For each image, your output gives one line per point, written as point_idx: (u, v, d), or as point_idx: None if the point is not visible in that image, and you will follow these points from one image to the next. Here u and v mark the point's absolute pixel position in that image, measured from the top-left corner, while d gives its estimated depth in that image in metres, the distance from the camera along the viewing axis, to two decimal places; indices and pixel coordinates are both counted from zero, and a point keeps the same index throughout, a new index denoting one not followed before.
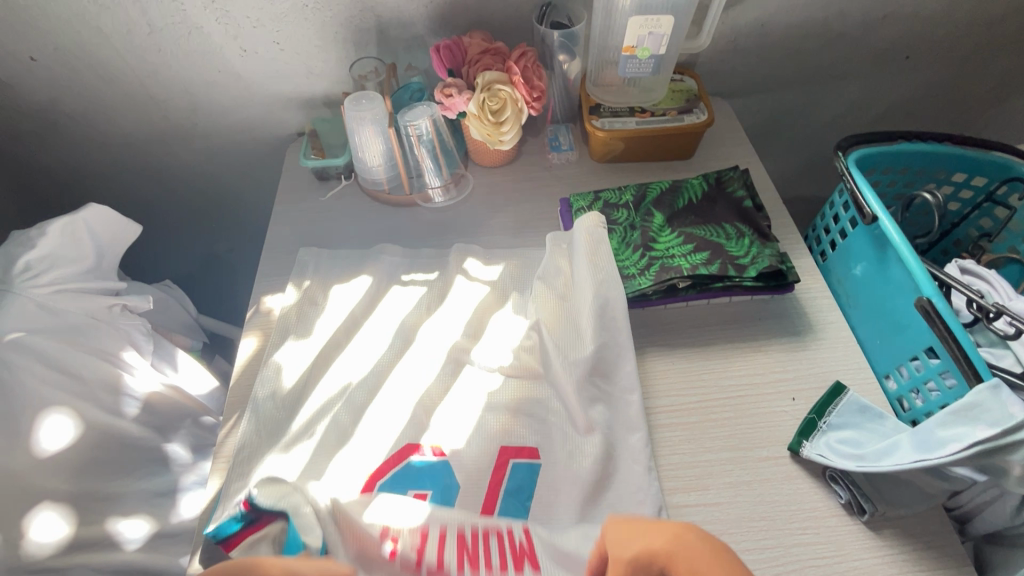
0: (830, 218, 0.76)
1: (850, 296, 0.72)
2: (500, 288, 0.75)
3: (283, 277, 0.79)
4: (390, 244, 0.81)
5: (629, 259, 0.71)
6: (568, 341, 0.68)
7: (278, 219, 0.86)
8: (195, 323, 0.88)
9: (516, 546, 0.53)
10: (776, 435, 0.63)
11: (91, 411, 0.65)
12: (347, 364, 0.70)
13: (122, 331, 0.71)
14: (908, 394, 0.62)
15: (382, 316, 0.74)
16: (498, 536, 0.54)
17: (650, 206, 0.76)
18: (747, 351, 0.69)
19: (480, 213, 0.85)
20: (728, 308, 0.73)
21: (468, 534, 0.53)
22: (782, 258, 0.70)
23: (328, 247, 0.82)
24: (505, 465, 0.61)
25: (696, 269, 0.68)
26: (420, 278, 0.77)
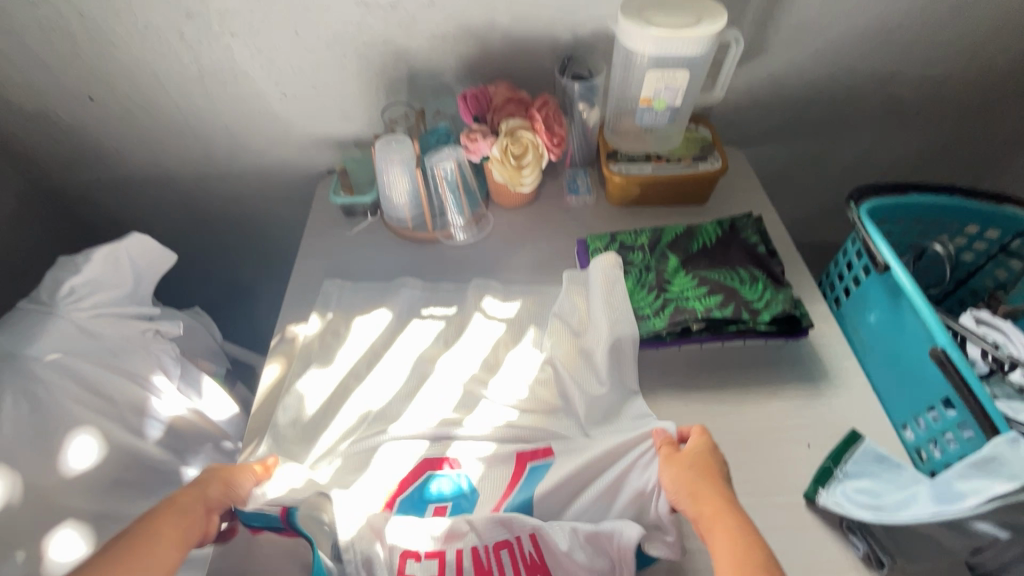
0: (843, 266, 0.77)
1: (865, 343, 0.72)
2: (517, 325, 0.77)
3: (308, 307, 0.82)
4: (412, 280, 0.83)
5: (644, 300, 0.73)
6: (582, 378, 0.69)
7: (306, 252, 0.90)
8: (221, 349, 0.91)
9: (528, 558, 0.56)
10: (791, 483, 0.62)
11: (117, 433, 0.67)
12: (366, 395, 0.72)
13: (154, 355, 0.74)
14: (926, 444, 0.61)
15: (401, 349, 0.76)
16: (509, 548, 0.56)
17: (665, 249, 0.78)
18: (762, 396, 0.69)
19: (499, 251, 0.88)
20: (742, 352, 0.74)
21: (482, 550, 0.56)
22: (796, 303, 0.71)
23: (352, 280, 0.85)
24: (523, 468, 0.64)
25: (710, 312, 0.70)
26: (440, 313, 0.79)
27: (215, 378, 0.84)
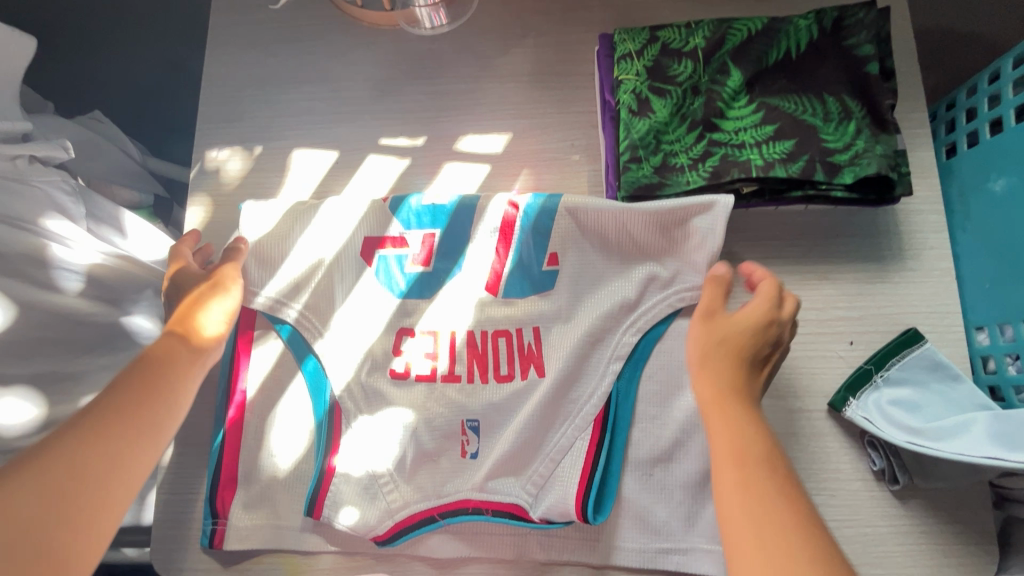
0: (983, 97, 0.53)
1: (969, 216, 0.53)
2: (505, 167, 0.59)
3: (230, 127, 0.62)
4: (365, 90, 0.61)
5: (680, 143, 0.52)
6: (593, 262, 0.55)
7: (216, 39, 0.64)
8: (143, 170, 0.73)
9: (524, 348, 0.54)
10: (816, 385, 0.53)
11: (20, 290, 0.55)
12: (321, 231, 0.56)
13: (39, 189, 0.57)
14: (1002, 357, 0.49)
15: (358, 188, 0.59)
16: (508, 337, 0.54)
17: (727, 59, 0.53)
18: (810, 277, 0.54)
19: (488, 45, 0.62)
20: (800, 217, 0.56)
21: (478, 338, 0.55)
22: (897, 158, 0.50)
23: (284, 89, 0.62)
24: (506, 258, 0.55)
25: (771, 168, 0.49)
26: (404, 147, 0.60)
27: (141, 211, 0.69)
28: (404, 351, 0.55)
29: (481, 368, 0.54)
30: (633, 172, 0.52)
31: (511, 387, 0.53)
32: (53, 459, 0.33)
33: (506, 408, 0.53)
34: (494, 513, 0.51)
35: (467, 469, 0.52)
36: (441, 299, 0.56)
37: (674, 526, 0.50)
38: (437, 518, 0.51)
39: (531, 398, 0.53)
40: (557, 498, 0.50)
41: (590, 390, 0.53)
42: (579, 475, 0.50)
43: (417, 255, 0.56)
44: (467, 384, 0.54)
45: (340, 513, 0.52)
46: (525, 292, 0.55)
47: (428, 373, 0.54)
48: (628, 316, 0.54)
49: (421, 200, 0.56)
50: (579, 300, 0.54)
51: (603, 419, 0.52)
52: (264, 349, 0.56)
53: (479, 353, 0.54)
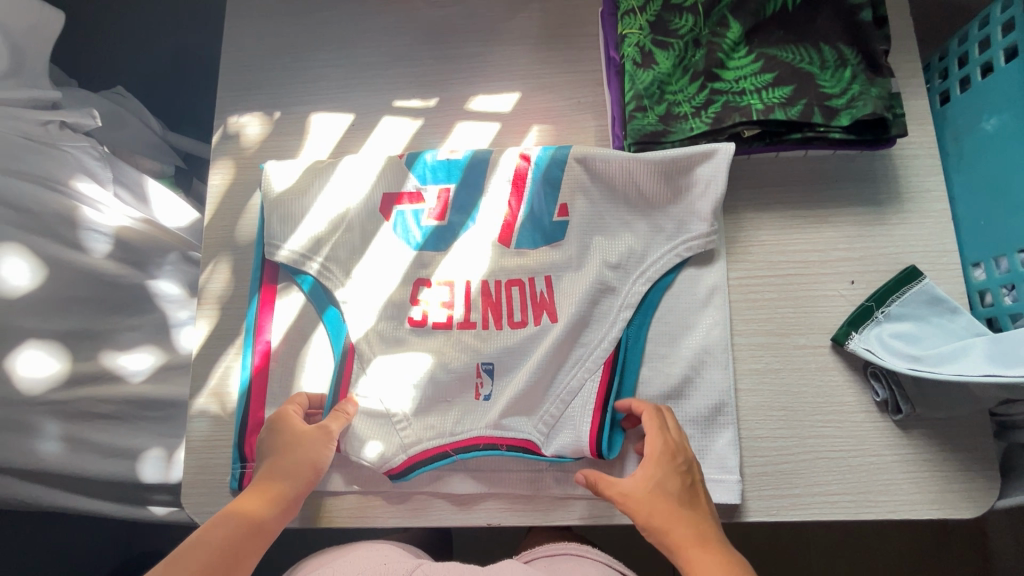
0: (974, 42, 0.55)
1: (963, 158, 0.55)
2: (515, 124, 0.61)
3: (250, 94, 0.64)
4: (378, 56, 0.64)
5: (683, 92, 0.54)
6: (602, 211, 0.57)
7: (234, 12, 0.67)
8: (163, 143, 0.75)
9: (537, 296, 0.56)
10: (820, 322, 0.55)
11: (53, 249, 0.58)
12: (341, 188, 0.59)
13: (68, 154, 0.60)
14: (998, 288, 0.51)
15: (373, 148, 0.62)
16: (521, 287, 0.56)
17: (727, 11, 0.55)
18: (811, 221, 0.57)
19: (495, 10, 0.64)
20: (801, 164, 0.58)
21: (491, 287, 0.56)
22: (892, 100, 0.52)
23: (300, 57, 0.65)
24: (518, 209, 0.57)
25: (771, 112, 0.52)
26: (417, 108, 0.62)
27: (162, 181, 0.72)
28: (420, 301, 0.57)
29: (496, 314, 0.56)
30: (638, 120, 0.54)
31: (525, 333, 0.55)
32: (200, 545, 0.42)
33: (519, 352, 0.55)
34: (508, 448, 0.52)
35: (479, 410, 0.54)
36: (455, 250, 0.57)
37: None
38: (449, 454, 0.53)
39: (545, 343, 0.54)
40: (570, 436, 0.52)
41: (601, 334, 0.54)
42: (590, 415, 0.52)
43: (432, 209, 0.58)
44: (482, 330, 0.56)
45: (364, 446, 0.53)
46: (536, 242, 0.57)
47: (444, 321, 0.56)
48: (637, 265, 0.55)
49: (435, 156, 0.59)
50: (588, 248, 0.56)
51: (614, 360, 0.53)
52: (286, 302, 0.59)
53: (493, 301, 0.56)
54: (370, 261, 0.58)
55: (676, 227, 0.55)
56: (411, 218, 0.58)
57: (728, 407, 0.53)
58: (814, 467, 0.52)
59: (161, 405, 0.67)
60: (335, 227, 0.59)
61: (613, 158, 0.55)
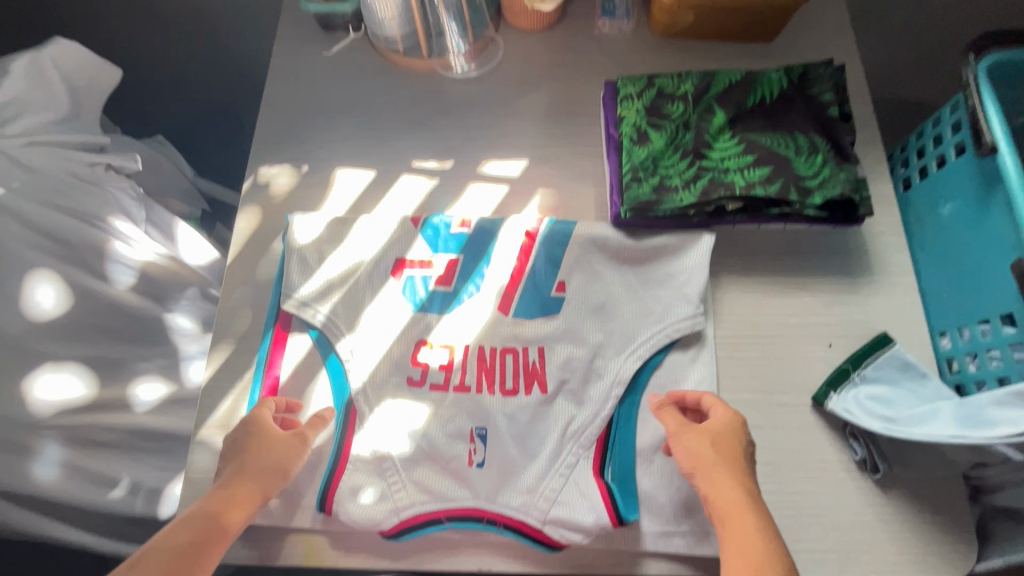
0: (928, 139, 0.62)
1: (926, 237, 0.61)
2: (523, 187, 0.67)
3: (282, 148, 0.71)
4: (403, 120, 0.71)
5: (674, 167, 0.61)
6: (596, 272, 0.62)
7: (275, 77, 0.74)
8: (194, 188, 0.81)
9: (529, 366, 0.59)
10: (801, 382, 0.58)
11: (80, 278, 0.62)
12: (359, 244, 0.64)
13: (110, 193, 0.65)
14: (963, 356, 0.55)
15: (390, 206, 0.67)
16: (515, 354, 0.60)
17: (713, 102, 0.63)
18: (790, 289, 0.61)
19: (509, 88, 0.72)
20: (780, 236, 0.64)
21: (487, 352, 0.60)
22: (858, 185, 0.58)
23: (332, 118, 0.72)
24: (520, 277, 0.62)
25: (751, 189, 0.58)
26: (434, 169, 0.69)
27: (189, 222, 0.76)
28: (421, 361, 0.60)
29: (489, 381, 0.59)
30: (634, 190, 0.60)
31: (515, 402, 0.58)
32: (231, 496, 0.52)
33: (512, 418, 0.58)
34: (504, 527, 0.54)
35: (473, 477, 0.56)
36: (457, 312, 0.62)
37: (674, 507, 0.54)
38: (442, 521, 0.54)
39: (541, 412, 0.58)
40: (586, 513, 0.53)
41: (591, 409, 0.57)
42: (598, 492, 0.54)
43: (440, 276, 0.63)
44: (475, 395, 0.59)
45: (362, 492, 0.55)
46: (530, 312, 0.61)
47: (441, 383, 0.59)
48: (628, 344, 0.59)
49: (447, 226, 0.64)
50: (585, 307, 0.61)
51: (607, 436, 0.57)
52: (297, 345, 0.62)
53: (489, 365, 0.59)
54: (375, 315, 0.62)
55: (667, 295, 0.60)
56: (417, 282, 0.63)
57: None
58: (800, 524, 0.53)
59: (161, 438, 0.68)
60: (347, 283, 0.63)
61: (610, 239, 0.61)
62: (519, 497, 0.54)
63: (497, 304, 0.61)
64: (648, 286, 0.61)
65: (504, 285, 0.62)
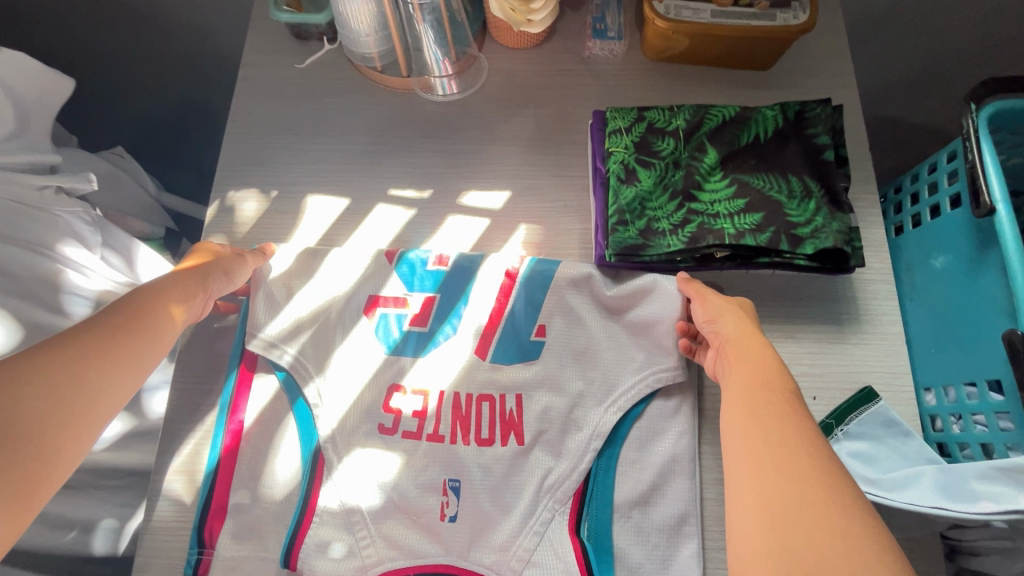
0: (923, 185, 0.61)
1: (916, 287, 0.60)
2: (505, 221, 0.64)
3: (250, 171, 0.66)
4: (379, 144, 0.67)
5: (662, 210, 0.58)
6: (579, 318, 0.59)
7: (243, 91, 0.70)
8: (156, 204, 0.76)
9: (505, 415, 0.57)
10: None
11: (31, 313, 0.56)
12: (329, 278, 0.60)
13: (61, 219, 0.61)
14: (947, 416, 0.55)
15: (364, 238, 0.64)
16: (491, 403, 0.57)
17: (704, 139, 0.60)
18: (776, 338, 0.60)
19: (493, 112, 0.68)
20: (768, 281, 0.62)
21: (462, 399, 0.57)
22: (851, 235, 0.56)
23: (303, 139, 0.68)
24: (499, 318, 0.59)
25: (741, 237, 0.55)
26: (411, 199, 0.65)
27: (150, 244, 0.72)
28: (392, 407, 0.57)
29: (464, 431, 0.56)
30: (620, 232, 0.57)
31: (491, 453, 0.56)
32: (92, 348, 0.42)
33: (488, 470, 0.55)
34: None
35: (445, 531, 0.54)
36: (432, 354, 0.59)
37: (650, 564, 0.53)
38: None
39: (516, 463, 0.56)
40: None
41: (570, 461, 0.56)
42: (573, 552, 0.52)
43: (415, 315, 0.60)
44: (449, 445, 0.56)
45: (330, 548, 0.53)
46: (507, 356, 0.59)
47: (414, 430, 0.57)
48: (609, 395, 0.57)
49: (423, 263, 0.61)
50: (567, 356, 0.58)
51: (584, 491, 0.55)
52: (262, 387, 0.59)
53: (464, 414, 0.57)
54: (345, 356, 0.59)
55: (651, 345, 0.58)
56: (391, 321, 0.60)
57: (694, 512, 0.54)
58: None
59: (121, 475, 0.65)
60: (316, 322, 0.60)
61: (594, 282, 0.59)
62: (493, 554, 0.53)
63: (474, 348, 0.59)
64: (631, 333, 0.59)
65: (481, 327, 0.59)
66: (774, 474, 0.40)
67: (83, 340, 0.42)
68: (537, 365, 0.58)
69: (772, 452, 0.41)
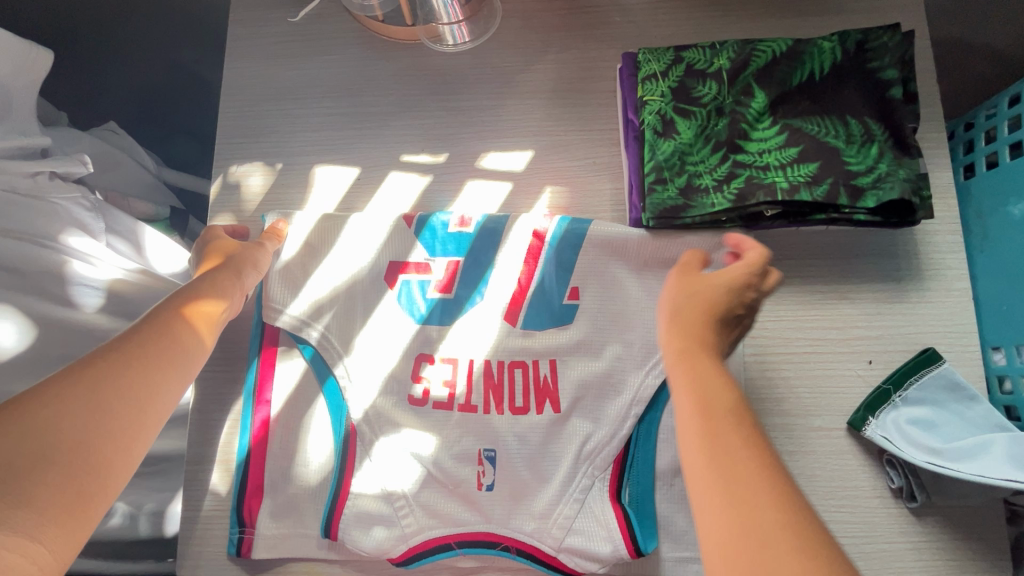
0: (1003, 120, 0.54)
1: (987, 238, 0.54)
2: (529, 184, 0.59)
3: (251, 142, 0.61)
4: (387, 105, 0.61)
5: (703, 164, 0.52)
6: (614, 278, 0.55)
7: (234, 52, 0.64)
8: (158, 181, 0.72)
9: (540, 381, 0.54)
10: (836, 403, 0.53)
11: (41, 307, 0.55)
12: (348, 248, 0.57)
13: (59, 207, 0.57)
14: (1018, 378, 0.50)
15: (380, 204, 0.59)
16: (524, 369, 0.55)
17: (751, 81, 0.53)
18: (829, 299, 0.55)
19: (509, 61, 0.62)
20: (820, 237, 0.57)
21: (494, 368, 0.55)
22: (919, 183, 0.50)
23: (305, 103, 0.62)
24: (530, 281, 0.56)
25: (794, 192, 0.50)
26: (426, 164, 0.60)
27: (157, 225, 0.68)
28: (423, 378, 0.55)
29: (497, 398, 0.54)
30: (658, 194, 0.52)
31: (526, 421, 0.53)
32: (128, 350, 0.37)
33: (523, 440, 0.53)
34: (517, 551, 0.51)
35: (483, 501, 0.52)
36: (460, 324, 0.56)
37: (694, 536, 0.51)
38: (454, 546, 0.52)
39: (554, 432, 0.54)
40: (603, 542, 0.50)
41: (609, 429, 0.53)
42: (615, 519, 0.51)
43: (441, 282, 0.56)
44: (483, 415, 0.54)
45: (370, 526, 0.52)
46: (541, 321, 0.55)
47: (445, 401, 0.54)
48: (649, 358, 0.54)
49: (446, 226, 0.56)
50: (603, 326, 0.55)
51: (624, 458, 0.53)
52: (287, 364, 0.57)
53: (497, 382, 0.54)
54: (370, 329, 0.56)
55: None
56: (416, 290, 0.56)
57: None
58: None
59: (156, 460, 0.65)
60: (338, 295, 0.57)
61: (623, 237, 0.54)
62: (533, 522, 0.52)
63: (504, 314, 0.56)
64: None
65: (511, 293, 0.56)
66: (753, 477, 0.26)
67: (134, 342, 0.37)
68: (572, 334, 0.55)
69: (742, 469, 0.27)
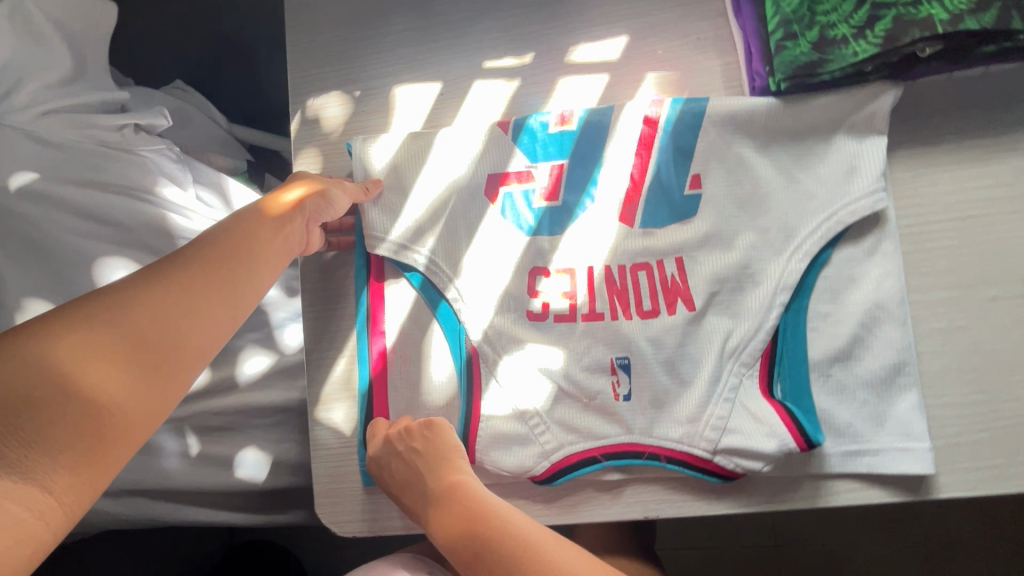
0: None
1: None
2: (628, 73, 0.53)
3: (325, 72, 0.58)
4: (461, 11, 0.57)
5: (839, 11, 0.46)
6: (739, 160, 0.49)
7: None
8: (230, 137, 0.71)
9: (668, 281, 0.50)
10: (1015, 268, 0.47)
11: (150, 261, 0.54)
12: (444, 166, 0.53)
13: (147, 160, 0.55)
14: None
15: (469, 117, 0.56)
16: (648, 271, 0.50)
17: None
18: (994, 152, 0.48)
19: None
20: (975, 84, 0.49)
21: (615, 272, 0.51)
22: None
23: (374, 22, 0.58)
24: (643, 176, 0.51)
25: (958, 22, 0.43)
26: (511, 68, 0.55)
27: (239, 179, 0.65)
28: (540, 292, 0.52)
29: (623, 304, 0.50)
30: (789, 51, 0.46)
31: (658, 324, 0.49)
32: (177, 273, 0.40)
33: (658, 344, 0.49)
34: (668, 460, 0.48)
35: (621, 413, 0.49)
36: (573, 231, 0.52)
37: (861, 427, 0.47)
38: (599, 460, 0.49)
39: (689, 334, 0.49)
40: (766, 440, 0.45)
41: (752, 323, 0.48)
42: (776, 414, 0.46)
43: (546, 189, 0.52)
44: (610, 322, 0.50)
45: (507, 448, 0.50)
46: (660, 218, 0.51)
47: (567, 312, 0.51)
48: (789, 241, 0.48)
49: (545, 127, 0.52)
50: (732, 214, 0.49)
51: (771, 352, 0.48)
52: (395, 295, 0.54)
53: (619, 287, 0.50)
54: (479, 248, 0.53)
55: (832, 172, 0.48)
56: (520, 202, 0.53)
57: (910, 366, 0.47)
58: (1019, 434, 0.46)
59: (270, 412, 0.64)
60: (441, 217, 0.54)
61: (742, 111, 0.49)
62: (679, 428, 0.48)
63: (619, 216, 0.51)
64: (808, 172, 0.48)
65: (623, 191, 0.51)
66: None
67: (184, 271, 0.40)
68: (696, 227, 0.50)
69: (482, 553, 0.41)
